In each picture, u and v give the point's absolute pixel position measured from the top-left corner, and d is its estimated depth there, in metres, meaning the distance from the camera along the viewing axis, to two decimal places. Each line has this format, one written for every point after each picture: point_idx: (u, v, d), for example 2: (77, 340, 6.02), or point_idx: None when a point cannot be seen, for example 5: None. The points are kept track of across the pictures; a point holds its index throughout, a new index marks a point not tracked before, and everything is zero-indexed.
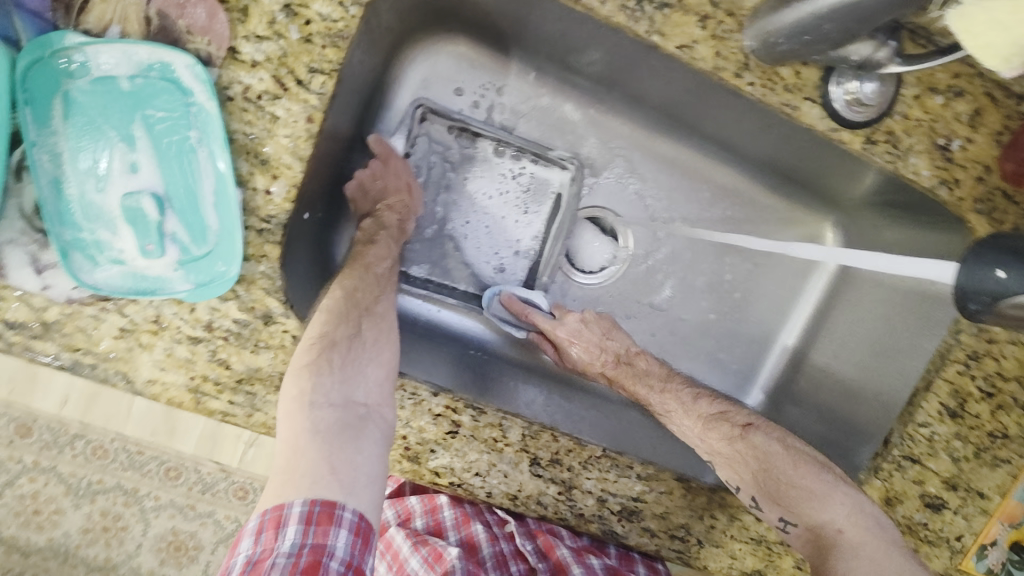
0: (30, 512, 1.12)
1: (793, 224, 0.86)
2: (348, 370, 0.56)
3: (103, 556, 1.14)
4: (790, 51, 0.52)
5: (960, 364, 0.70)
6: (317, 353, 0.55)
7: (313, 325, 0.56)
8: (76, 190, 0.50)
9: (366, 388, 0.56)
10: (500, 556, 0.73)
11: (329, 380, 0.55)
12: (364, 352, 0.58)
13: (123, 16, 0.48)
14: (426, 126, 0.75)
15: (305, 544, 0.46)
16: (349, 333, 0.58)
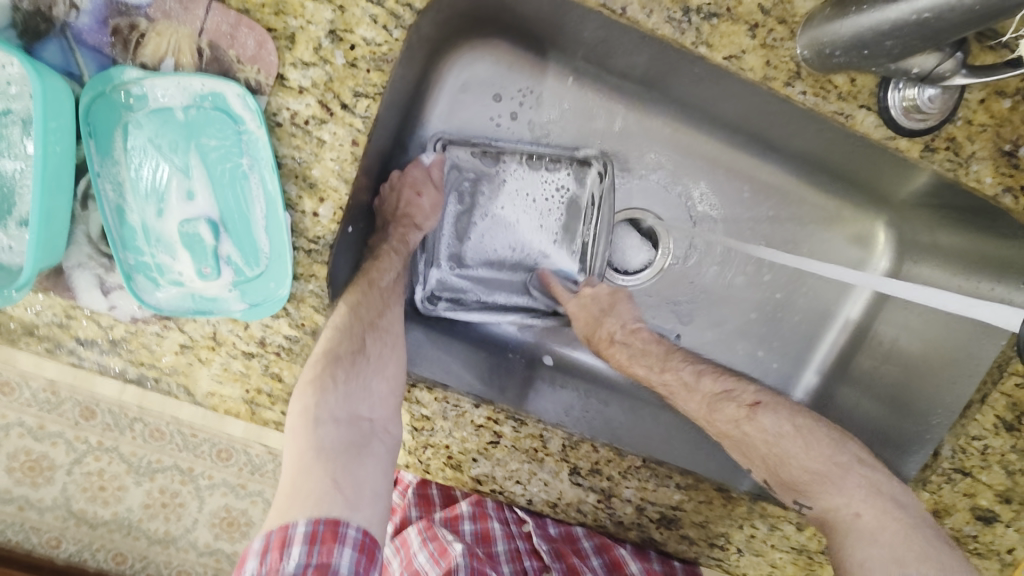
0: (97, 488, 1.18)
1: (840, 223, 0.84)
2: (352, 385, 0.57)
3: (163, 529, 1.20)
4: (846, 63, 0.50)
5: (1020, 376, 0.67)
6: (321, 370, 0.57)
7: (319, 341, 0.58)
8: (138, 217, 0.52)
9: (371, 402, 0.58)
10: (513, 552, 0.76)
11: (332, 397, 0.57)
12: (368, 367, 0.58)
13: (177, 49, 0.49)
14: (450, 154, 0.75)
15: (309, 564, 0.49)
16: (353, 348, 0.58)
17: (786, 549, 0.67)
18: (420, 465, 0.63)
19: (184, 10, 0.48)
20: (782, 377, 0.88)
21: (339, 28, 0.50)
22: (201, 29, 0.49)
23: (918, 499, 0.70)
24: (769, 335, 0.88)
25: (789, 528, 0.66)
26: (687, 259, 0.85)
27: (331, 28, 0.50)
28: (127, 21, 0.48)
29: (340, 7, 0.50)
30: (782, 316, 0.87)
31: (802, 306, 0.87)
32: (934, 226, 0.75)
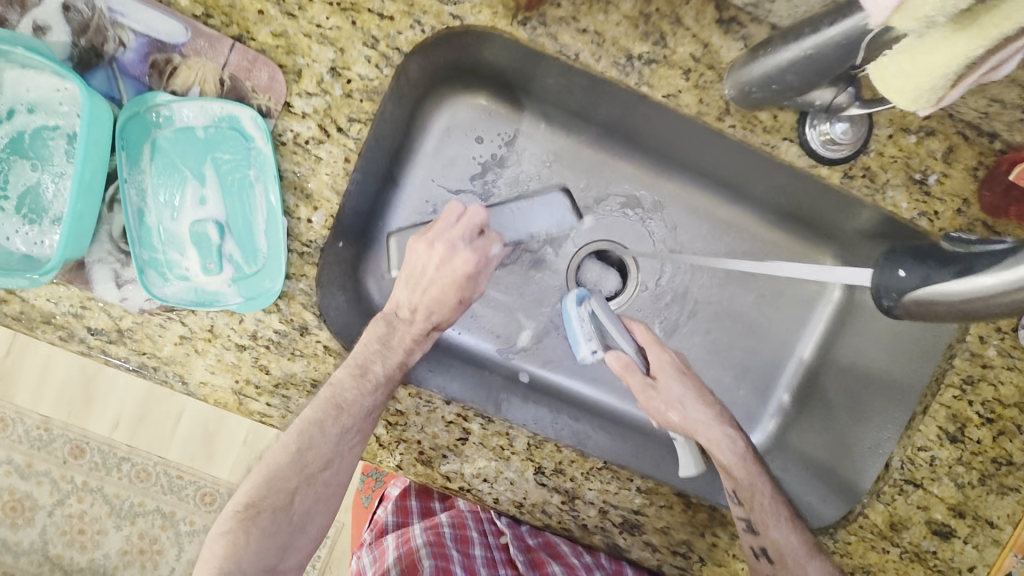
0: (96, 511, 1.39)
1: (796, 257, 0.89)
2: (264, 547, 0.63)
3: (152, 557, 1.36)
4: (764, 98, 0.59)
5: (956, 388, 0.71)
6: (240, 519, 0.63)
7: (245, 494, 0.64)
8: (155, 219, 0.60)
9: (288, 565, 0.65)
10: (489, 561, 0.80)
11: (242, 559, 0.61)
12: (290, 523, 0.64)
13: (203, 78, 0.59)
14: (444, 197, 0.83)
15: None
16: (278, 502, 0.64)
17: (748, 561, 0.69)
18: (392, 460, 0.67)
19: (211, 49, 0.58)
20: (750, 402, 0.91)
21: (339, 66, 0.61)
22: (224, 64, 0.59)
23: (873, 512, 0.73)
24: (733, 361, 0.91)
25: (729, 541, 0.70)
26: (656, 288, 0.90)
27: (332, 66, 0.60)
28: (164, 56, 0.58)
29: (341, 49, 0.60)
30: (749, 344, 0.91)
31: (762, 333, 0.91)
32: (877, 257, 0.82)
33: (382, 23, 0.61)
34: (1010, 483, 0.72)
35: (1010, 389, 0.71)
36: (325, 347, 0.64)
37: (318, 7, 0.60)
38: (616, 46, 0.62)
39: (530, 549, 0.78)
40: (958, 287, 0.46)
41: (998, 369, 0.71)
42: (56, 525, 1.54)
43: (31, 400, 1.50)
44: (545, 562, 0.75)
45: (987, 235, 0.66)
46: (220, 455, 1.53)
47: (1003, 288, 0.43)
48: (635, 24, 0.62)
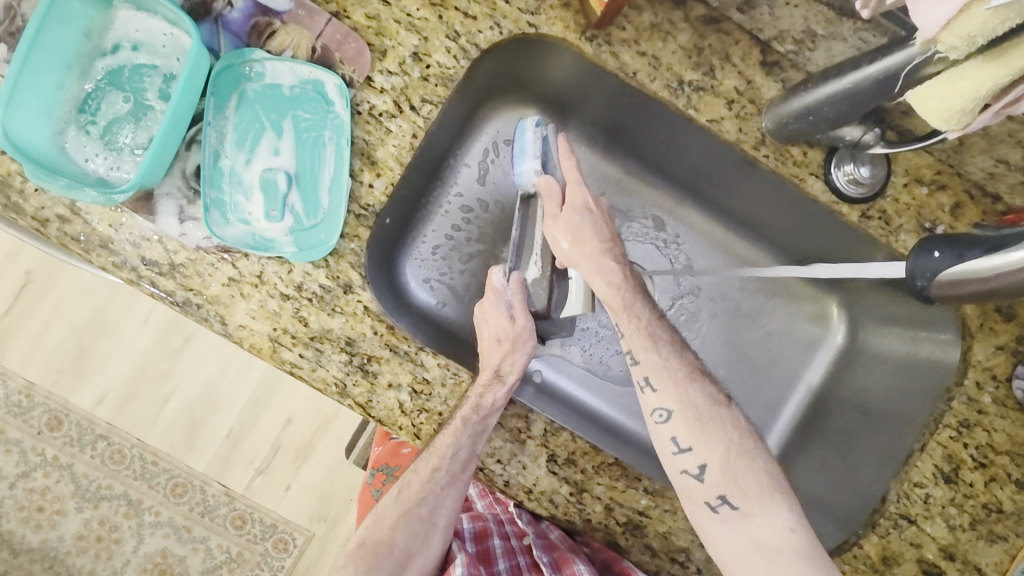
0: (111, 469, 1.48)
1: (802, 299, 0.94)
2: None
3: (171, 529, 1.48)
4: (799, 129, 0.65)
5: (952, 429, 0.75)
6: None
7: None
8: (229, 163, 0.64)
9: None
10: (514, 570, 0.75)
11: None
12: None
13: (297, 44, 0.64)
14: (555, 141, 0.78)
15: None
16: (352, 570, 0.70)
17: None
18: (412, 428, 0.68)
19: (310, 19, 0.64)
20: (752, 433, 0.93)
21: (421, 52, 0.67)
22: (319, 34, 0.64)
23: (867, 543, 0.74)
24: (741, 391, 0.93)
25: None
26: (671, 310, 0.93)
27: (415, 51, 0.67)
28: (266, 20, 0.64)
29: (425, 38, 0.67)
30: (754, 380, 0.94)
31: (767, 368, 0.94)
32: (888, 311, 0.86)
33: (465, 20, 0.67)
34: (998, 531, 0.74)
35: (1001, 436, 0.74)
36: (365, 307, 0.67)
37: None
38: (670, 71, 0.69)
39: (553, 548, 0.72)
40: (992, 262, 0.48)
41: (991, 417, 0.75)
42: (16, 499, 1.48)
43: (19, 363, 1.46)
44: (568, 561, 0.69)
45: None
46: (201, 446, 1.48)
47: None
48: (689, 55, 0.69)
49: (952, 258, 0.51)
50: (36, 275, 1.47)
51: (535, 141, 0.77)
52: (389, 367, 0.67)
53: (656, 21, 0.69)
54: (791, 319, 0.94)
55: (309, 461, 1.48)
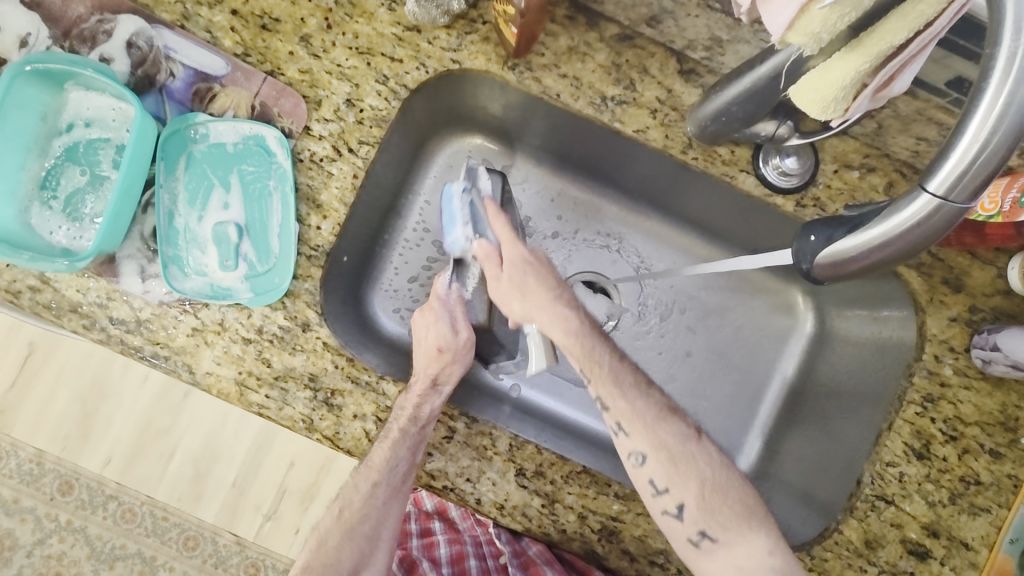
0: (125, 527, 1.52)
1: (767, 292, 0.95)
2: None
3: None
4: (717, 131, 0.68)
5: (917, 405, 0.75)
6: None
7: None
8: (183, 221, 0.68)
9: None
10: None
11: None
12: None
13: (237, 104, 0.69)
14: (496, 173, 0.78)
15: None
16: None
17: None
18: None
19: (247, 80, 0.69)
20: (734, 428, 0.93)
21: (353, 98, 0.71)
22: (256, 93, 0.69)
23: (848, 528, 0.74)
24: (716, 388, 0.94)
25: None
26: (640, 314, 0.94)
27: (348, 97, 0.70)
28: (206, 85, 0.69)
29: (357, 84, 0.71)
30: (728, 377, 0.94)
31: (740, 364, 0.95)
32: (848, 292, 0.86)
33: (393, 64, 0.71)
34: (980, 504, 0.74)
35: (968, 407, 0.74)
36: (324, 343, 0.69)
37: (339, 51, 0.70)
38: (592, 89, 0.73)
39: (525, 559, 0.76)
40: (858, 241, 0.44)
41: (955, 389, 0.75)
42: (34, 566, 1.52)
43: (28, 434, 1.48)
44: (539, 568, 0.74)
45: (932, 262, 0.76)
46: (208, 497, 1.45)
47: (893, 237, 0.42)
48: (608, 72, 0.73)
49: (823, 241, 0.47)
50: (38, 346, 1.47)
51: (461, 210, 0.75)
52: (353, 399, 0.70)
53: (573, 44, 0.72)
54: (757, 313, 0.95)
55: (315, 502, 1.51)
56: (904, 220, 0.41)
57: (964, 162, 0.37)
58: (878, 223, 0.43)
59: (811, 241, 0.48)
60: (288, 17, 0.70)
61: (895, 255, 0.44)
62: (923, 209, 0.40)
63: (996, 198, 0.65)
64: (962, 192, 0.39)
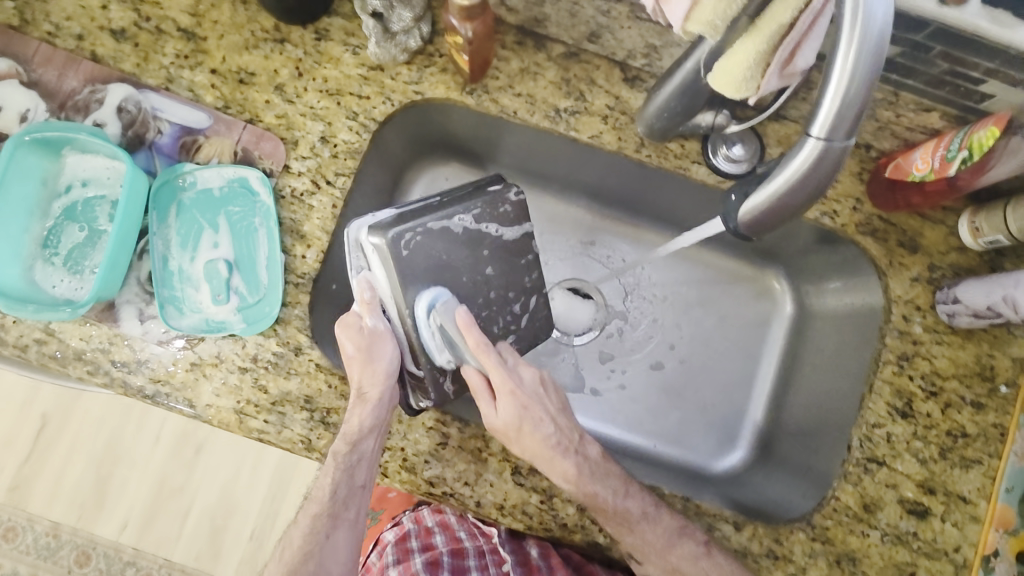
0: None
1: (743, 279, 0.99)
2: None
3: None
4: (664, 128, 0.73)
5: (894, 365, 0.77)
6: None
7: None
8: (177, 263, 0.73)
9: None
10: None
11: None
12: None
13: (221, 152, 0.75)
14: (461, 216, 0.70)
15: None
16: None
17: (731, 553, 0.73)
18: (379, 468, 0.72)
19: (228, 130, 0.75)
20: (727, 414, 0.96)
21: (327, 135, 0.76)
22: (237, 139, 0.75)
23: (844, 494, 0.75)
24: (706, 377, 0.97)
25: (728, 528, 0.74)
26: (623, 313, 0.98)
27: (322, 135, 0.76)
28: (191, 138, 0.75)
29: (329, 122, 0.77)
30: (717, 365, 0.97)
31: (726, 351, 0.98)
32: (819, 268, 0.90)
33: (360, 101, 0.77)
34: (971, 456, 0.75)
35: (944, 362, 0.77)
36: (316, 364, 0.73)
37: (311, 94, 0.77)
38: (545, 103, 0.78)
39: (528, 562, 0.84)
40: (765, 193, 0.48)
41: (928, 345, 0.77)
42: None
43: (44, 507, 1.50)
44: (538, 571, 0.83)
45: (885, 228, 0.79)
46: (227, 551, 1.50)
47: (791, 181, 0.45)
48: (559, 87, 0.79)
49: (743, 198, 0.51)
50: (51, 417, 1.53)
51: (436, 336, 0.67)
52: None
53: (525, 66, 0.79)
54: (737, 300, 0.99)
55: None
56: (797, 165, 0.45)
57: (835, 103, 0.42)
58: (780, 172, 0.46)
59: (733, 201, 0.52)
60: (262, 70, 0.77)
61: (795, 202, 0.47)
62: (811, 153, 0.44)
63: (927, 158, 0.69)
64: (836, 132, 0.43)
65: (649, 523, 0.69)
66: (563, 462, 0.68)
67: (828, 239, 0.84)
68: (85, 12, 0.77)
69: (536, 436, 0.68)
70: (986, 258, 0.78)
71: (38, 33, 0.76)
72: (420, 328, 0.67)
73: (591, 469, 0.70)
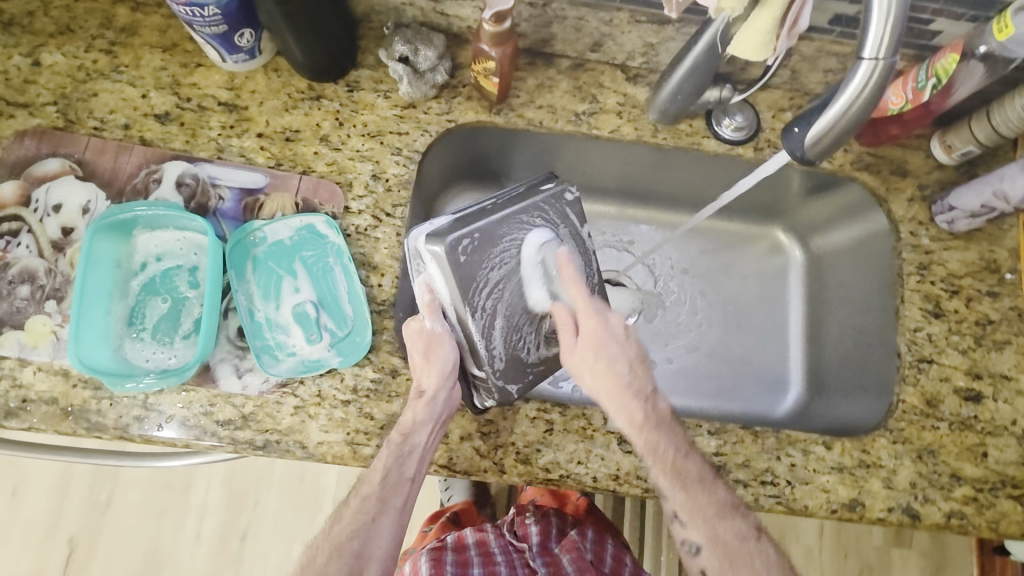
0: None
1: (754, 239, 1.09)
2: None
3: None
4: (677, 109, 0.83)
5: (916, 274, 0.87)
6: None
7: None
8: (264, 314, 0.76)
9: None
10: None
11: None
12: None
13: (283, 206, 0.79)
14: (534, 210, 0.74)
15: None
16: None
17: (829, 471, 0.79)
18: (496, 467, 0.75)
19: (286, 184, 0.80)
20: (772, 362, 1.03)
21: (378, 173, 0.82)
22: (296, 191, 0.80)
23: (908, 395, 0.83)
24: (746, 333, 1.05)
25: (821, 450, 0.79)
26: (658, 289, 1.05)
27: (373, 173, 0.82)
28: (252, 198, 0.79)
29: (377, 161, 0.83)
30: (753, 320, 1.05)
31: (757, 306, 1.06)
32: (820, 213, 1.01)
33: (401, 137, 0.84)
34: (1001, 339, 0.85)
35: (955, 264, 0.87)
36: None
37: (355, 139, 0.83)
38: (565, 109, 0.87)
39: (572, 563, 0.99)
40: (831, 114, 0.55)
41: (939, 253, 0.88)
42: None
43: None
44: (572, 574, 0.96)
45: (874, 162, 0.91)
46: None
47: (856, 97, 0.53)
48: (573, 94, 0.88)
49: (807, 127, 0.58)
50: (79, 541, 1.45)
51: (535, 270, 0.73)
52: (454, 423, 0.76)
53: (539, 82, 0.88)
54: (754, 259, 1.08)
55: None
56: (857, 83, 0.52)
57: (884, 20, 0.50)
58: (842, 94, 0.54)
59: (796, 132, 0.59)
60: (305, 126, 0.83)
61: (856, 119, 0.55)
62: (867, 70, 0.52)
63: (900, 92, 0.80)
64: (887, 49, 0.51)
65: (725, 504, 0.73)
66: (630, 402, 0.73)
67: (826, 183, 0.94)
68: (127, 103, 0.81)
69: (611, 375, 0.74)
70: (962, 170, 0.90)
71: (86, 129, 0.80)
72: (524, 260, 0.73)
73: (655, 422, 0.73)
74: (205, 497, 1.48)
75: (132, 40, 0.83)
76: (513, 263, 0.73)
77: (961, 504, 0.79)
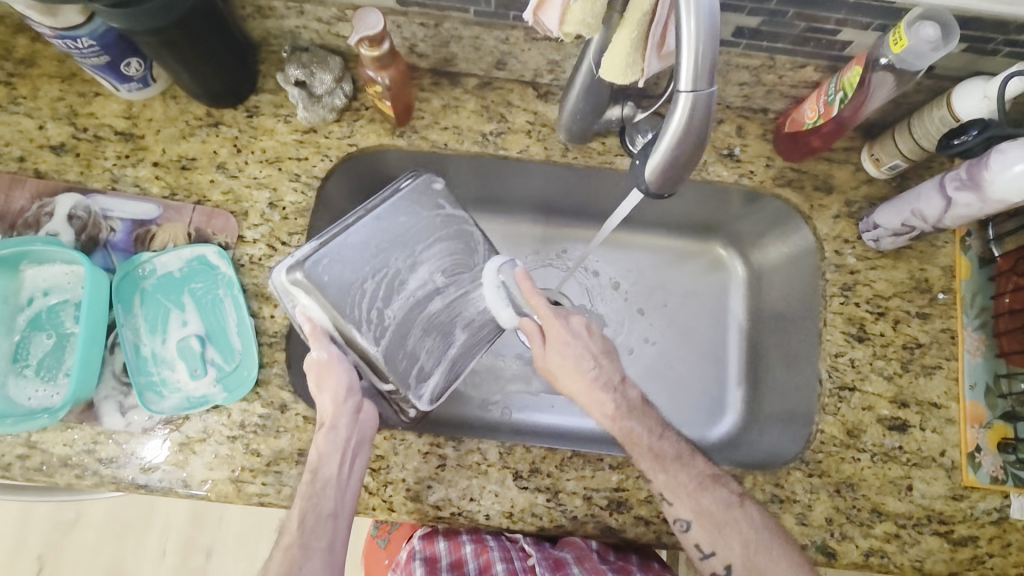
0: None
1: (692, 256, 1.05)
2: None
3: None
4: (580, 129, 0.81)
5: (839, 296, 0.83)
6: None
7: None
8: (150, 348, 0.75)
9: None
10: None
11: None
12: None
13: (174, 237, 0.78)
14: (399, 195, 0.76)
15: None
16: None
17: None
18: (385, 504, 0.73)
19: (178, 214, 0.79)
20: (708, 384, 1.00)
21: (275, 200, 0.81)
22: (189, 221, 0.78)
23: (827, 426, 0.79)
24: (681, 353, 1.01)
25: None
26: (590, 307, 1.02)
27: (269, 201, 0.81)
28: (144, 229, 0.78)
29: (275, 188, 0.81)
30: (689, 339, 1.01)
31: (692, 325, 1.02)
32: (753, 229, 0.97)
33: (301, 163, 0.82)
34: (931, 363, 0.81)
35: (883, 284, 0.83)
36: (304, 417, 0.74)
37: (252, 166, 0.82)
38: (472, 130, 0.85)
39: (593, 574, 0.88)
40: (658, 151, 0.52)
41: (865, 272, 0.84)
42: None
43: None
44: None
45: (798, 177, 0.87)
46: None
47: (676, 136, 0.50)
48: (481, 114, 0.85)
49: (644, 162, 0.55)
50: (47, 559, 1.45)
51: (497, 294, 0.77)
52: None
53: (445, 102, 0.85)
54: (691, 276, 1.04)
55: None
56: (676, 122, 0.50)
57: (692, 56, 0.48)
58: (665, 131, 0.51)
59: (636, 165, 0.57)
60: (201, 153, 0.81)
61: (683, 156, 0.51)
62: (685, 108, 0.49)
63: (815, 107, 0.78)
64: (702, 80, 0.48)
65: (682, 466, 0.73)
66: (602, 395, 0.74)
67: (752, 200, 0.90)
68: (23, 135, 0.81)
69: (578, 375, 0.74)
70: (892, 183, 0.86)
71: None
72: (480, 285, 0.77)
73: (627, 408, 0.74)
74: (171, 514, 1.48)
75: (31, 71, 0.83)
76: (386, 263, 0.72)
77: (881, 541, 0.75)
